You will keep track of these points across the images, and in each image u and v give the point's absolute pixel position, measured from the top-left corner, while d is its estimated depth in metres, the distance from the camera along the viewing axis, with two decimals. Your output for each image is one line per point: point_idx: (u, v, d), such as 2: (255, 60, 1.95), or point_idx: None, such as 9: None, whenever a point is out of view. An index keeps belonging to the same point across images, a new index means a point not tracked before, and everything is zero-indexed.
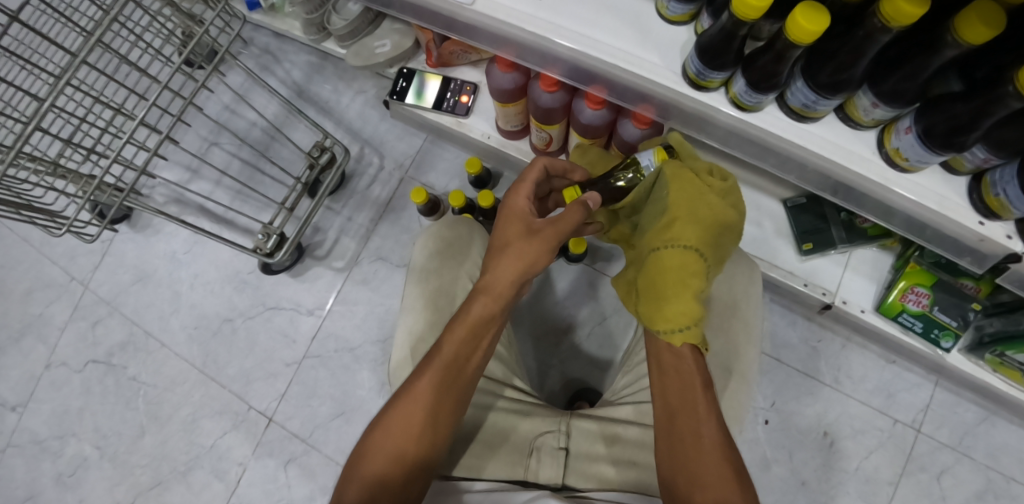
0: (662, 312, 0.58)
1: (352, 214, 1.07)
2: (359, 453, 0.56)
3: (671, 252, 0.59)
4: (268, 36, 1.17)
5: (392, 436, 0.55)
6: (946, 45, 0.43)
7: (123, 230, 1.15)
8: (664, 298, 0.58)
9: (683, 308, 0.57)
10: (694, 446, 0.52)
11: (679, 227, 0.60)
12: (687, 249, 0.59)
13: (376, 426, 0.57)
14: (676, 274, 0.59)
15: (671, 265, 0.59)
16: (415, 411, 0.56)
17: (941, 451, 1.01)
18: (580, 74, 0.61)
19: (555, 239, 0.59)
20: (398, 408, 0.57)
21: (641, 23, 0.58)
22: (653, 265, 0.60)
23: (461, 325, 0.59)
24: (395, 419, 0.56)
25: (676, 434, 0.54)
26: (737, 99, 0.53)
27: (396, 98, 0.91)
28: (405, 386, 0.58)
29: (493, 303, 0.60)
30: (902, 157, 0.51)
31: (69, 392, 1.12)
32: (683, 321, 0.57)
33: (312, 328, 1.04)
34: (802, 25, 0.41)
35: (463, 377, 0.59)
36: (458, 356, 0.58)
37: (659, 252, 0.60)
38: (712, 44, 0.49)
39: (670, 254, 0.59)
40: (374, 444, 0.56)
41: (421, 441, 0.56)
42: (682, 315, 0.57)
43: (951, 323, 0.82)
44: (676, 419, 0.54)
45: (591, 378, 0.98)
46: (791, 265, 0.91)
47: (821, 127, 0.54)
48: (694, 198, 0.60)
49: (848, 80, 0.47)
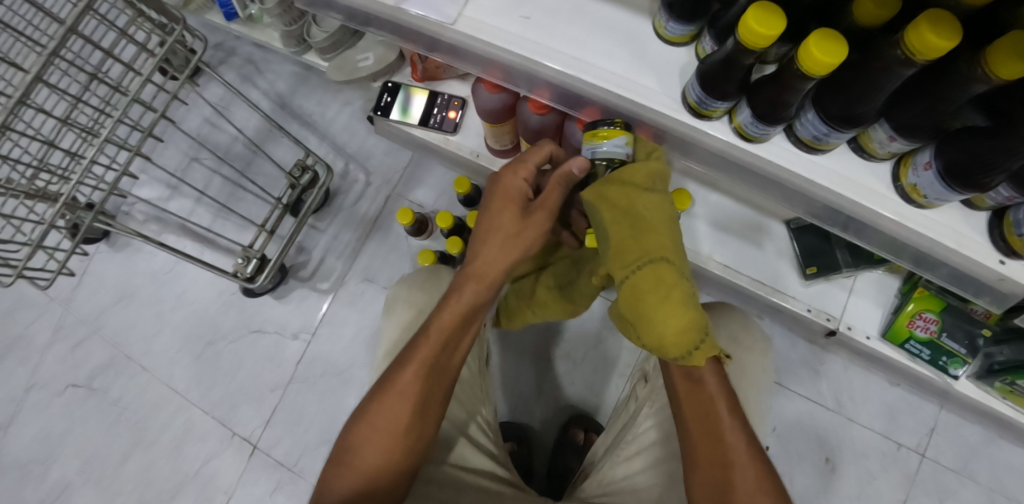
0: (661, 337, 0.51)
1: (337, 233, 1.06)
2: (340, 457, 0.57)
3: (643, 273, 0.52)
4: (250, 47, 1.14)
5: (374, 441, 0.56)
6: (975, 80, 0.40)
7: (100, 248, 1.11)
8: (654, 324, 0.52)
9: (685, 324, 0.51)
10: (729, 470, 0.53)
11: (632, 241, 0.54)
12: (657, 262, 0.52)
13: (358, 430, 0.57)
14: (661, 294, 0.51)
15: (647, 288, 0.52)
16: (399, 414, 0.56)
17: (944, 474, 1.00)
18: (573, 99, 0.57)
19: (548, 220, 0.59)
20: (380, 412, 0.56)
21: (638, 44, 0.54)
22: (632, 296, 0.53)
23: (438, 327, 0.58)
24: (377, 424, 0.56)
25: (703, 456, 0.55)
26: (741, 130, 0.50)
27: (381, 114, 0.87)
28: (384, 389, 0.57)
29: (479, 289, 0.60)
30: (919, 193, 0.49)
31: (51, 416, 1.07)
32: (693, 338, 0.52)
33: (298, 352, 1.02)
34: (816, 57, 0.38)
35: (448, 372, 0.59)
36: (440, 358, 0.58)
37: (627, 280, 0.53)
38: (715, 71, 0.46)
39: (643, 274, 0.52)
40: (357, 449, 0.56)
41: (408, 446, 0.56)
42: (687, 330, 0.51)
43: (961, 351, 0.79)
44: (700, 444, 0.55)
45: (586, 404, 0.98)
46: (795, 290, 0.87)
47: (828, 158, 0.52)
48: (630, 211, 0.54)
49: (862, 115, 0.45)
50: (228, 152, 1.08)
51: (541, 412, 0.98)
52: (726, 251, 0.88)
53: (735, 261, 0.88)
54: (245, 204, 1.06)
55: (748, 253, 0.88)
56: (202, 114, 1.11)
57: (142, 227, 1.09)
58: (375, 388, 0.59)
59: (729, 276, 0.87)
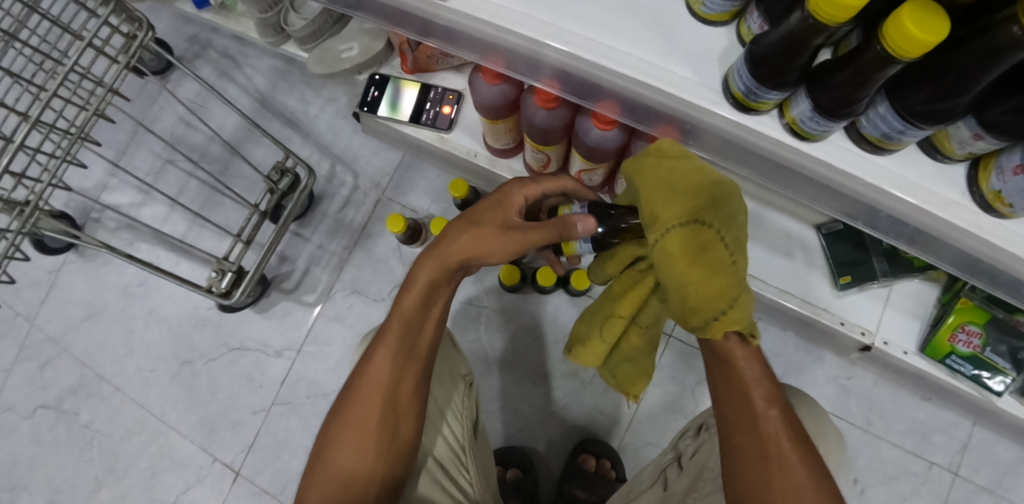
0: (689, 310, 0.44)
1: (322, 241, 0.98)
2: (313, 466, 0.54)
3: (672, 237, 0.44)
4: (227, 39, 1.05)
5: (347, 442, 0.53)
6: None
7: (68, 259, 1.03)
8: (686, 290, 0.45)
9: (723, 284, 0.44)
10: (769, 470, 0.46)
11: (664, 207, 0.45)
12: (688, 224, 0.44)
13: (330, 434, 0.54)
14: (691, 258, 0.44)
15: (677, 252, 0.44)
16: (370, 412, 0.53)
17: (980, 495, 0.92)
18: (589, 90, 0.49)
19: (523, 245, 0.51)
20: (349, 411, 0.54)
21: (667, 25, 0.45)
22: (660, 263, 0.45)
23: (397, 320, 0.54)
24: (349, 424, 0.53)
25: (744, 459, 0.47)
26: (796, 126, 0.42)
27: (367, 110, 0.79)
28: (353, 387, 0.55)
29: (439, 266, 0.54)
30: (1003, 202, 0.42)
31: (18, 442, 0.99)
32: (716, 307, 0.44)
33: (281, 371, 0.95)
34: (908, 31, 0.31)
35: (419, 360, 0.55)
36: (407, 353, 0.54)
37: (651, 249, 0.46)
38: (773, 55, 0.38)
39: (672, 239, 0.44)
40: (329, 455, 0.53)
41: (381, 446, 0.53)
42: (719, 294, 0.44)
43: (1005, 365, 0.74)
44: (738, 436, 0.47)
45: (596, 427, 0.91)
46: (826, 302, 0.78)
47: (893, 159, 0.44)
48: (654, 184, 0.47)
49: (949, 110, 0.37)
50: (203, 154, 1.00)
51: (547, 435, 0.92)
52: (752, 261, 0.79)
53: (763, 271, 0.79)
54: (223, 211, 0.98)
55: (776, 261, 0.80)
56: (175, 113, 1.02)
57: (112, 236, 1.00)
58: (344, 389, 0.56)
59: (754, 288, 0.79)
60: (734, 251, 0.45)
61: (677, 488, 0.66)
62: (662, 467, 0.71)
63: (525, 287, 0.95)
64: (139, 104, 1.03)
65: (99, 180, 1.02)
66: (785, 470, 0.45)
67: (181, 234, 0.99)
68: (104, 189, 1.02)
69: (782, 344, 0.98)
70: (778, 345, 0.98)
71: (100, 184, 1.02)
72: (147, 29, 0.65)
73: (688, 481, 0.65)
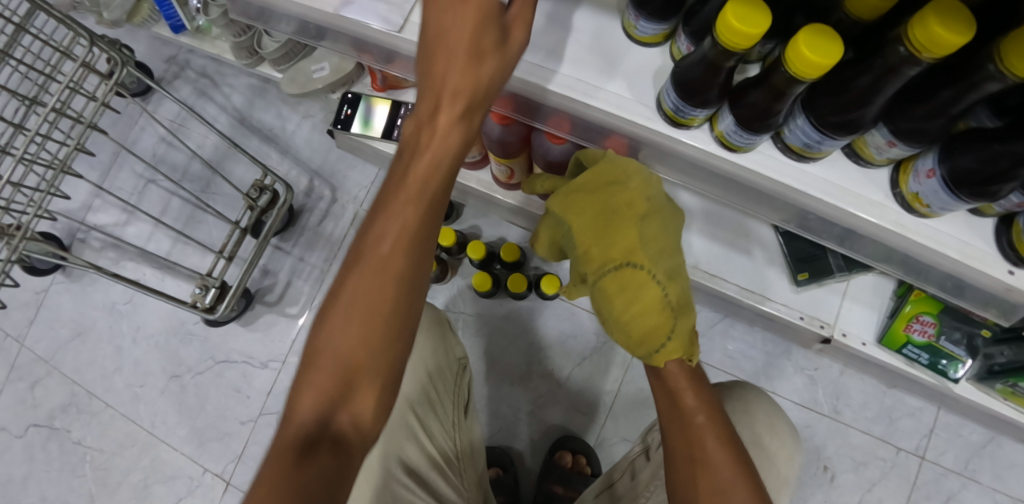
0: (632, 336, 0.59)
1: (303, 254, 1.01)
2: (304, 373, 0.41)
3: (606, 278, 0.60)
4: (204, 58, 1.08)
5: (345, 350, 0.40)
6: (987, 78, 0.37)
7: (56, 280, 1.05)
8: (635, 315, 0.59)
9: (651, 328, 0.58)
10: (693, 469, 0.55)
11: (598, 251, 0.61)
12: (621, 267, 0.59)
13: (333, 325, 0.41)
14: (626, 295, 0.59)
15: (615, 290, 0.60)
16: (374, 308, 0.41)
17: (945, 476, 0.96)
18: (536, 109, 0.52)
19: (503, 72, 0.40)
20: (356, 294, 0.41)
21: (605, 47, 0.49)
22: (602, 297, 0.61)
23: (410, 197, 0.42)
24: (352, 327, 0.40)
25: (679, 460, 0.57)
26: (724, 138, 0.46)
27: (341, 127, 0.82)
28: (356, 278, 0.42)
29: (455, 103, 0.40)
30: (921, 202, 0.45)
31: (11, 460, 1.01)
32: (659, 339, 0.58)
33: (267, 382, 0.98)
34: (805, 56, 0.35)
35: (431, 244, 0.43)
36: (409, 225, 0.42)
37: (598, 281, 0.61)
38: (694, 76, 0.42)
39: (609, 278, 0.60)
40: (328, 360, 0.40)
41: (382, 351, 0.41)
42: (657, 330, 0.58)
43: (960, 352, 0.76)
44: (672, 438, 0.58)
45: (574, 424, 0.95)
46: (786, 297, 0.82)
47: (821, 166, 0.47)
48: (592, 221, 0.61)
49: (858, 121, 0.41)
50: (185, 173, 1.02)
51: (528, 435, 0.96)
52: (715, 260, 0.83)
53: (725, 269, 0.83)
54: (205, 227, 1.01)
55: (736, 260, 0.83)
56: (156, 133, 1.05)
57: (99, 255, 1.02)
58: (343, 277, 0.42)
59: (717, 286, 0.83)
60: (665, 284, 0.59)
61: (644, 477, 0.70)
62: (631, 459, 0.74)
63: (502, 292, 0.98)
64: (120, 125, 1.06)
65: (84, 202, 1.04)
66: (708, 469, 0.55)
67: (166, 251, 1.02)
68: (88, 209, 1.04)
69: (751, 337, 1.02)
70: (748, 339, 1.02)
71: (84, 205, 1.04)
72: (124, 63, 0.68)
73: (653, 470, 0.70)
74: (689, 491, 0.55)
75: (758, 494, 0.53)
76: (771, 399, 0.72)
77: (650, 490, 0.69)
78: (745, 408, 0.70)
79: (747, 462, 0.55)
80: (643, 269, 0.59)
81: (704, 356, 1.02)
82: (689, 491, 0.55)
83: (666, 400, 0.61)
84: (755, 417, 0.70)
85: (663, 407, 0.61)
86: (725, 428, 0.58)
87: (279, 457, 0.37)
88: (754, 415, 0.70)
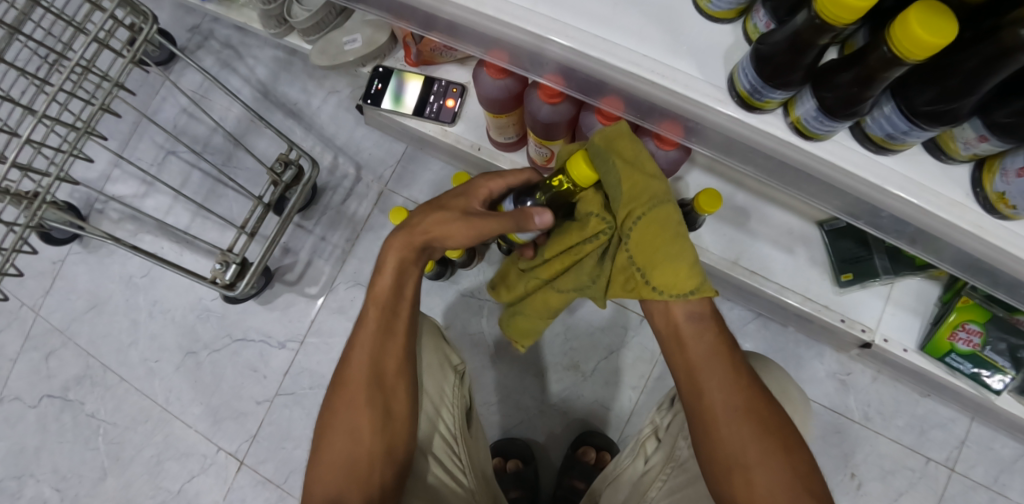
0: (677, 276, 0.52)
1: (324, 234, 0.98)
2: (316, 457, 0.56)
3: (653, 215, 0.52)
4: (228, 28, 1.05)
5: (348, 409, 0.56)
6: None
7: (72, 250, 1.03)
8: (671, 259, 0.52)
9: (692, 258, 0.52)
10: (728, 420, 0.51)
11: (644, 185, 0.53)
12: (666, 203, 0.53)
13: (339, 394, 0.57)
14: (671, 230, 0.52)
15: (661, 227, 0.52)
16: (357, 374, 0.57)
17: (974, 490, 0.93)
18: (591, 86, 0.49)
19: (481, 232, 0.55)
20: (343, 390, 0.57)
21: (673, 23, 0.45)
22: (642, 237, 0.52)
23: (373, 307, 0.58)
24: (351, 389, 0.56)
25: (714, 411, 0.52)
26: (800, 125, 0.43)
27: (371, 102, 0.79)
28: (342, 377, 0.58)
29: (408, 236, 0.59)
30: (1007, 203, 0.41)
31: (24, 430, 1.00)
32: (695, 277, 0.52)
33: (284, 362, 0.96)
34: (915, 33, 0.32)
35: (397, 326, 0.58)
36: (373, 317, 0.58)
37: (642, 217, 0.52)
38: (777, 55, 0.39)
39: (653, 216, 0.52)
40: (333, 442, 0.55)
41: (375, 395, 0.56)
42: (689, 270, 0.52)
43: (1004, 363, 0.73)
44: (704, 390, 0.53)
45: (596, 418, 0.92)
46: (827, 298, 0.79)
47: (899, 160, 0.44)
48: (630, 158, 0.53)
49: (955, 111, 0.37)
50: (206, 146, 1.00)
51: (548, 427, 0.93)
52: (756, 256, 0.79)
53: (766, 267, 0.79)
54: (226, 202, 0.98)
55: (778, 257, 0.79)
56: (178, 104, 1.02)
57: (116, 227, 1.00)
58: (334, 380, 0.59)
59: (756, 284, 0.79)
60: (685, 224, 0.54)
61: (657, 462, 0.68)
62: (641, 440, 0.70)
63: None
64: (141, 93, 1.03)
65: (103, 171, 1.02)
66: (745, 416, 0.51)
67: (185, 225, 1.00)
68: (107, 180, 1.02)
69: (781, 337, 0.99)
70: (779, 339, 0.99)
71: (103, 175, 1.02)
72: (152, 22, 0.65)
73: (664, 454, 0.67)
74: (733, 444, 0.51)
75: (791, 435, 0.51)
76: (781, 368, 0.66)
77: (667, 473, 0.66)
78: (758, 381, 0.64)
79: (774, 403, 0.53)
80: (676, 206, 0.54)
81: None
82: (728, 447, 0.51)
83: (691, 349, 0.54)
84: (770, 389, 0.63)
85: (692, 357, 0.54)
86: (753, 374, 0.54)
87: (326, 474, 0.54)
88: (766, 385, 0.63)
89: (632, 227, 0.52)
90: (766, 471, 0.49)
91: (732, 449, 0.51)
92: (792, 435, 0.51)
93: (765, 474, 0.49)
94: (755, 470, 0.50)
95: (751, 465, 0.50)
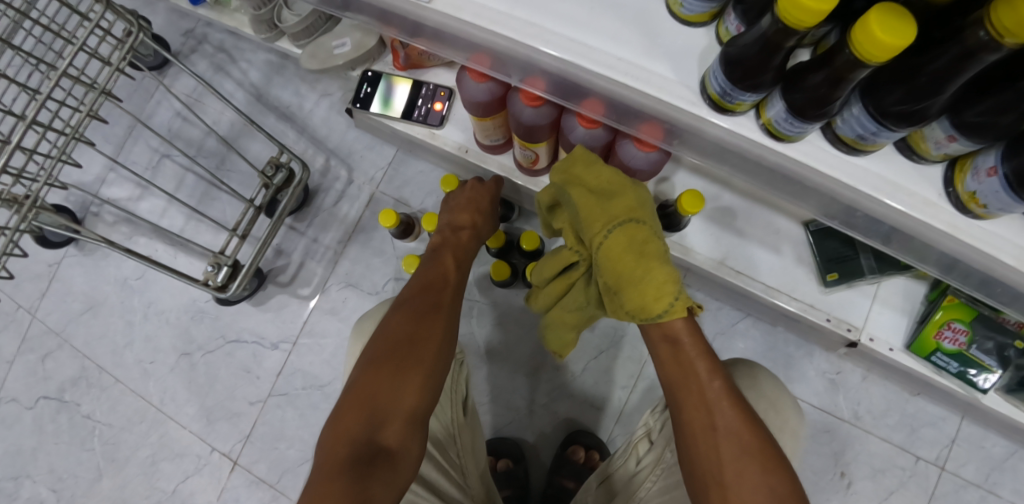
0: (645, 297, 0.52)
1: (316, 235, 0.99)
2: (360, 378, 0.56)
3: (613, 238, 0.54)
4: (222, 32, 1.06)
5: (408, 343, 0.58)
6: None
7: (68, 253, 1.04)
8: (639, 279, 0.52)
9: (664, 276, 0.51)
10: (709, 439, 0.52)
11: (601, 210, 0.56)
12: (626, 223, 0.54)
13: (397, 329, 0.60)
14: (634, 250, 0.53)
15: (621, 248, 0.54)
16: (426, 318, 0.61)
17: (965, 489, 0.93)
18: (571, 90, 0.50)
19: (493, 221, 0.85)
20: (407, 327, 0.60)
21: (648, 26, 0.46)
22: (604, 259, 0.55)
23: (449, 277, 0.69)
24: (411, 328, 0.60)
25: (695, 429, 0.53)
26: (771, 127, 0.44)
27: (360, 106, 0.79)
28: (407, 316, 0.61)
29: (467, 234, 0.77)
30: (978, 202, 0.42)
31: (20, 432, 1.00)
32: (670, 290, 0.51)
33: (277, 363, 0.97)
34: (875, 36, 0.32)
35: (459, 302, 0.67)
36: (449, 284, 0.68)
37: (603, 240, 0.55)
38: (746, 57, 0.40)
39: (614, 238, 0.54)
40: (383, 369, 0.56)
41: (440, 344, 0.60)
42: (661, 287, 0.51)
43: (990, 362, 0.72)
44: (686, 409, 0.55)
45: (586, 418, 0.93)
46: (813, 297, 0.79)
47: (872, 159, 0.45)
48: (589, 188, 0.57)
49: (921, 112, 0.38)
50: (200, 149, 1.01)
51: (539, 426, 0.94)
52: (742, 256, 0.80)
53: (753, 267, 0.80)
54: (219, 205, 0.99)
55: (764, 257, 0.80)
56: (172, 108, 1.03)
57: (111, 229, 1.01)
58: (393, 318, 0.62)
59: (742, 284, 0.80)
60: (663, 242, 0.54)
61: (647, 462, 0.68)
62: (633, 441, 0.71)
63: (519, 282, 0.97)
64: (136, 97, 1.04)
65: (98, 175, 1.03)
66: (725, 436, 0.52)
67: (179, 228, 1.01)
68: (102, 183, 1.03)
69: (771, 337, 0.99)
70: (769, 339, 0.99)
71: (98, 178, 1.03)
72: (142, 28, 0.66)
73: (655, 456, 0.68)
74: (712, 462, 0.52)
75: (775, 457, 0.51)
76: (773, 374, 0.66)
77: (656, 475, 0.67)
78: (748, 384, 0.64)
79: (760, 424, 0.53)
80: (645, 226, 0.55)
81: (722, 354, 0.99)
82: (709, 464, 0.52)
83: (674, 368, 0.56)
84: (761, 393, 0.64)
85: (671, 376, 0.57)
86: (740, 395, 0.55)
87: (367, 395, 0.55)
88: (757, 391, 0.64)
89: (595, 251, 0.56)
90: (744, 491, 0.50)
91: (709, 468, 0.52)
92: (777, 457, 0.51)
93: (741, 493, 0.50)
94: (732, 489, 0.50)
95: (728, 484, 0.50)
